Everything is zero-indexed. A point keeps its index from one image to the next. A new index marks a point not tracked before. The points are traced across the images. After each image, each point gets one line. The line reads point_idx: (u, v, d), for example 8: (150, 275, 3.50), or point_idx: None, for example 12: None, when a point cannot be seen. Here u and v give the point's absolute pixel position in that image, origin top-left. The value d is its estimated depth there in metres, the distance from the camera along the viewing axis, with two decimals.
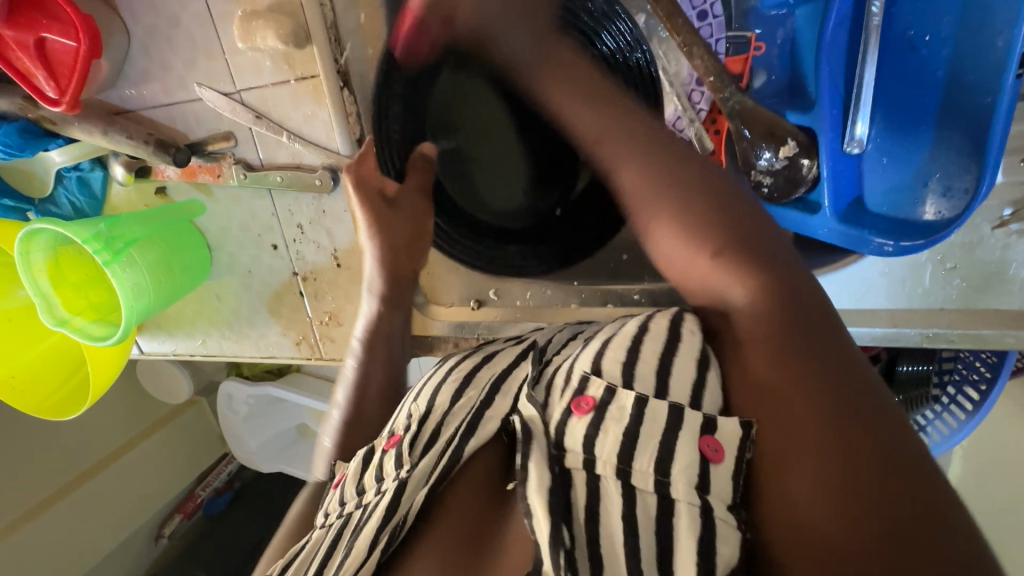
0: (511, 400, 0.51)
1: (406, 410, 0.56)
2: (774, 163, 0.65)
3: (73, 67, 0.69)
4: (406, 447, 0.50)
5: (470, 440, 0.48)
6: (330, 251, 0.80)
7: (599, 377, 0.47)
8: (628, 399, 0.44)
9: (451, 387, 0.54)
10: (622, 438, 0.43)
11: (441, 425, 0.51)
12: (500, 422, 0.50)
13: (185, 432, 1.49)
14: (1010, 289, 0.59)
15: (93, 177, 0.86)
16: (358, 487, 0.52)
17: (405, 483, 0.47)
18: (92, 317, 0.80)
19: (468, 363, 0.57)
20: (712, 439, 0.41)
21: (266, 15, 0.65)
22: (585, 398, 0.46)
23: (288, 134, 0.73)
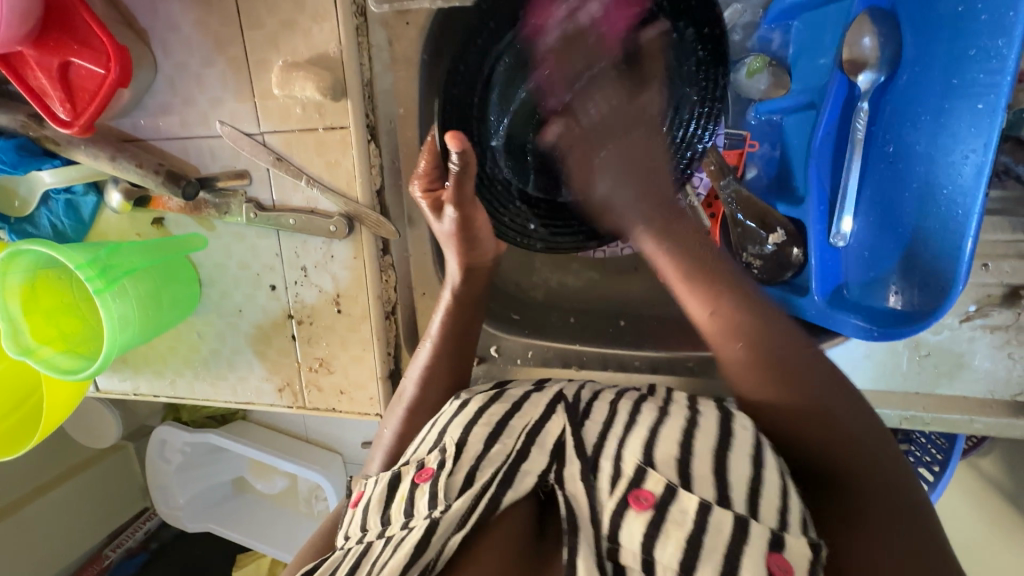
0: (546, 457, 0.59)
1: (432, 445, 0.62)
2: (764, 249, 0.73)
3: (96, 93, 0.69)
4: (440, 485, 0.57)
5: (507, 491, 0.56)
6: (332, 297, 0.79)
7: (657, 471, 0.54)
8: (691, 503, 0.51)
9: (484, 431, 0.61)
10: (686, 543, 0.49)
11: (475, 469, 0.58)
12: (537, 479, 0.57)
13: (104, 479, 1.35)
14: (976, 377, 0.64)
15: (85, 202, 0.83)
16: (381, 518, 0.58)
17: (438, 522, 0.54)
18: (60, 348, 0.73)
19: (499, 409, 0.64)
20: (780, 558, 0.47)
21: (306, 66, 0.67)
22: (643, 492, 0.53)
23: (307, 179, 0.73)
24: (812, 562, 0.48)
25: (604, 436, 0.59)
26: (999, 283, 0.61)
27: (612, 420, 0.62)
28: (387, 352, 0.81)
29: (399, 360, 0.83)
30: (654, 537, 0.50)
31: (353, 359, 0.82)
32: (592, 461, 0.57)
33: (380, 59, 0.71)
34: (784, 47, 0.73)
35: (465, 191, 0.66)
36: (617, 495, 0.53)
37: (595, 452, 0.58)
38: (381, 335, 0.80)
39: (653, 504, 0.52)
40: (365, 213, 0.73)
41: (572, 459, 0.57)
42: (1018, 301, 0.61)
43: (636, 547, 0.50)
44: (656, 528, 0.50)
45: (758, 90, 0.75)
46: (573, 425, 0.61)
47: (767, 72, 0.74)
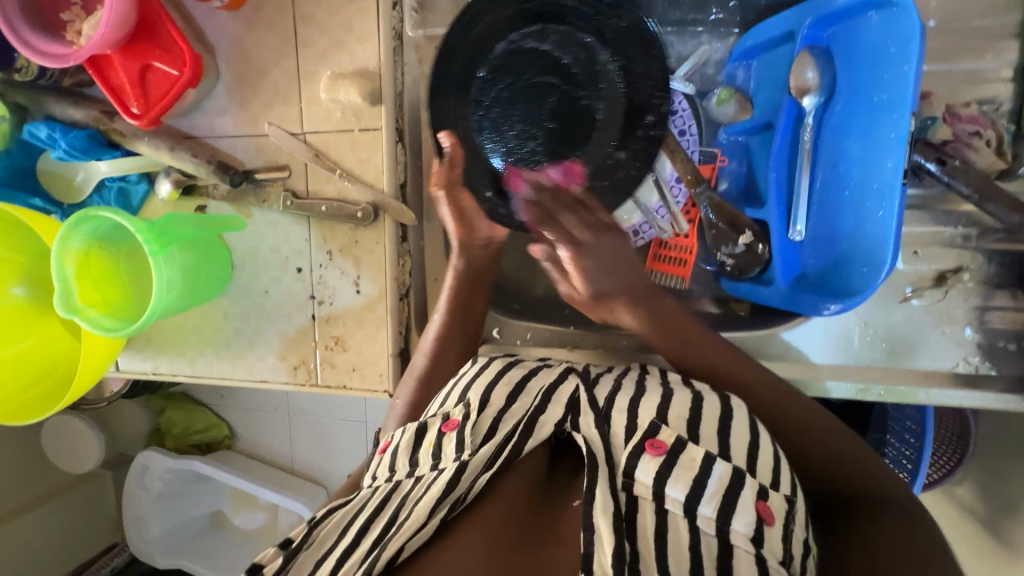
0: (561, 409, 0.64)
1: (457, 402, 0.68)
2: (736, 248, 0.84)
3: (167, 92, 0.81)
4: (467, 435, 0.62)
5: (528, 440, 0.62)
6: (353, 279, 0.88)
7: (671, 427, 0.59)
8: (699, 453, 0.57)
9: (505, 390, 0.67)
10: (693, 483, 0.55)
11: (497, 422, 0.64)
12: (554, 427, 0.63)
13: (80, 506, 1.53)
14: (918, 353, 0.74)
15: (136, 190, 0.92)
16: (410, 460, 0.64)
17: (467, 463, 0.60)
18: (104, 311, 0.81)
19: (518, 373, 0.70)
20: (766, 505, 0.55)
21: (351, 77, 0.81)
22: (657, 440, 0.58)
23: (341, 172, 0.85)
24: (787, 508, 0.56)
25: (614, 393, 0.66)
26: (928, 268, 0.72)
27: (617, 387, 0.67)
28: (399, 331, 0.89)
29: (409, 341, 0.91)
30: (666, 476, 0.55)
31: (367, 337, 0.89)
32: (604, 413, 0.63)
33: (411, 75, 0.85)
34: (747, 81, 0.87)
35: (453, 173, 0.80)
36: (631, 447, 0.58)
37: (607, 406, 0.64)
38: (395, 314, 0.88)
39: (665, 451, 0.57)
40: (390, 202, 0.84)
41: (586, 409, 0.63)
42: (945, 282, 0.72)
43: (648, 483, 0.55)
44: (669, 468, 0.56)
45: (728, 116, 0.88)
46: (586, 386, 0.67)
47: (733, 101, 0.88)
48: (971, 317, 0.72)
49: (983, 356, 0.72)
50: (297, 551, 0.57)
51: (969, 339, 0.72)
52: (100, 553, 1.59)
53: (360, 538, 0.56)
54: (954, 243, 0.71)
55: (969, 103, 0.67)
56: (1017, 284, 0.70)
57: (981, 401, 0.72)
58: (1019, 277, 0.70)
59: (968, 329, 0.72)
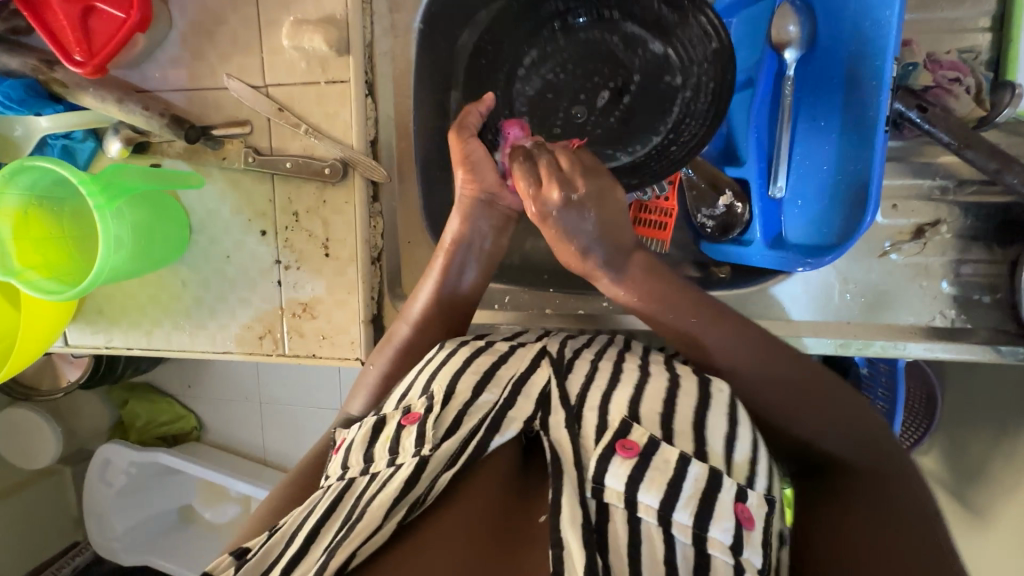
0: (532, 405, 0.61)
1: (419, 392, 0.65)
2: (716, 210, 0.84)
3: (113, 37, 0.74)
4: (429, 429, 0.60)
5: (495, 436, 0.59)
6: (322, 242, 0.83)
7: (642, 425, 0.58)
8: (673, 455, 0.56)
9: (471, 379, 0.64)
10: (666, 487, 0.54)
11: (463, 414, 0.61)
12: (522, 424, 0.60)
13: (36, 502, 1.45)
14: (895, 307, 0.74)
15: (81, 148, 0.86)
16: (365, 456, 0.62)
17: (428, 460, 0.58)
18: (46, 274, 0.75)
19: (486, 360, 0.66)
20: (744, 508, 0.54)
21: (315, 24, 0.76)
22: (629, 441, 0.57)
23: (307, 127, 0.80)
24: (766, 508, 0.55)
25: (587, 388, 0.62)
26: (906, 221, 0.72)
27: (593, 376, 0.64)
28: (370, 296, 0.85)
29: (382, 308, 0.87)
30: (638, 481, 0.54)
31: (337, 304, 0.85)
32: (575, 412, 0.60)
33: (381, 25, 0.80)
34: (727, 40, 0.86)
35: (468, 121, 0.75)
36: (603, 445, 0.56)
37: (579, 402, 0.61)
38: (367, 279, 0.84)
39: (638, 452, 0.56)
40: (359, 157, 0.79)
41: (557, 407, 0.60)
42: (923, 235, 0.71)
43: (620, 489, 0.54)
44: (641, 472, 0.54)
45: None
46: (558, 378, 0.63)
47: None
48: (947, 271, 0.72)
49: (958, 309, 0.72)
50: (242, 565, 0.54)
51: (945, 292, 0.73)
52: (61, 552, 1.51)
53: (311, 541, 0.55)
54: (931, 196, 0.71)
55: (948, 50, 0.66)
56: (992, 237, 0.71)
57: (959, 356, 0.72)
58: (996, 229, 0.70)
59: (945, 283, 0.72)
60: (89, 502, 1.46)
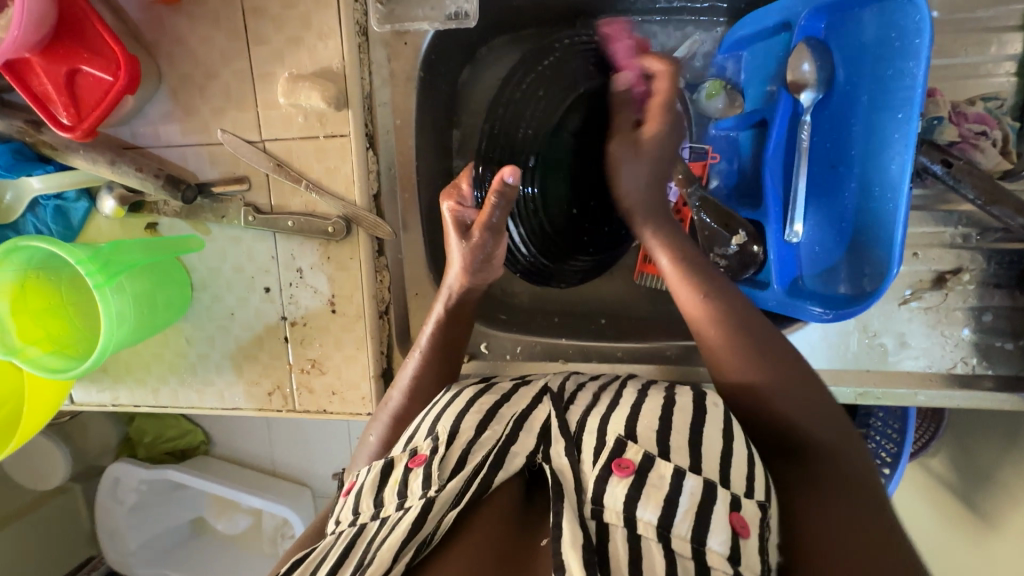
0: (533, 439, 0.61)
1: (425, 432, 0.65)
2: (729, 249, 0.81)
3: (102, 99, 0.71)
4: (434, 469, 0.59)
5: (498, 472, 0.59)
6: (327, 297, 0.82)
7: (636, 442, 0.57)
8: (667, 469, 0.54)
9: (474, 418, 0.63)
10: (664, 503, 0.52)
11: (467, 452, 0.60)
12: (524, 459, 0.59)
13: (52, 523, 1.40)
14: (914, 355, 0.73)
15: (75, 208, 0.83)
16: (375, 501, 0.61)
17: (434, 501, 0.56)
18: (47, 349, 0.73)
19: (488, 400, 0.66)
20: (739, 517, 0.52)
21: (311, 79, 0.73)
22: (624, 460, 0.56)
23: (307, 183, 0.77)
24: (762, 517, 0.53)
25: (585, 415, 0.62)
26: (928, 269, 0.70)
27: (593, 405, 0.64)
28: (380, 351, 0.83)
29: (392, 360, 0.85)
30: (635, 499, 0.53)
31: (347, 359, 0.84)
32: (575, 439, 0.60)
33: (379, 74, 0.77)
34: (737, 75, 0.83)
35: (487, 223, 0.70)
36: (600, 465, 0.56)
37: (578, 429, 0.61)
38: (375, 333, 0.82)
39: (633, 470, 0.55)
40: (362, 215, 0.77)
41: (557, 436, 0.60)
42: (944, 284, 0.70)
43: (619, 508, 0.53)
44: (637, 492, 0.53)
45: (717, 109, 0.84)
46: (557, 411, 0.63)
47: (723, 95, 0.84)
48: (969, 318, 0.71)
49: (979, 357, 0.71)
50: None
51: (966, 339, 0.71)
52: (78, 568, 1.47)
53: None
54: (953, 244, 0.69)
55: (974, 101, 0.64)
56: (1015, 283, 0.69)
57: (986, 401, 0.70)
58: (1018, 276, 0.69)
59: (966, 329, 0.71)
60: (101, 520, 1.42)
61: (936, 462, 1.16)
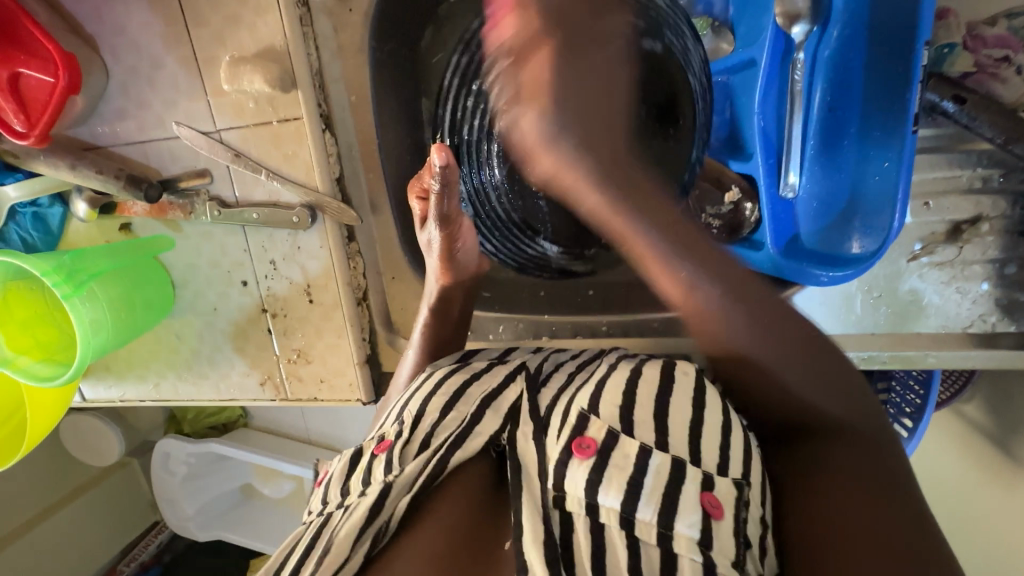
0: (499, 420, 0.55)
1: (393, 416, 0.60)
2: (721, 208, 0.73)
3: (47, 102, 0.69)
4: (395, 454, 0.54)
5: (457, 453, 0.53)
6: (303, 287, 0.80)
7: (601, 419, 0.52)
8: (633, 448, 0.49)
9: (441, 398, 0.58)
10: (657, 496, 0.46)
11: (430, 435, 0.55)
12: (487, 439, 0.54)
13: (114, 493, 1.44)
14: (927, 314, 0.66)
15: (52, 214, 0.83)
16: (342, 489, 0.56)
17: (390, 487, 0.51)
18: (38, 357, 0.75)
19: (457, 377, 0.60)
20: (712, 496, 0.46)
21: (253, 61, 0.69)
22: (585, 439, 0.50)
23: (267, 172, 0.74)
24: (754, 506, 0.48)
25: (559, 395, 0.56)
26: (940, 220, 0.63)
27: (569, 385, 0.58)
28: (362, 338, 0.82)
29: (376, 345, 0.84)
30: (597, 483, 0.47)
31: (329, 348, 0.83)
32: (544, 420, 0.54)
33: (328, 49, 0.72)
34: (726, 9, 0.73)
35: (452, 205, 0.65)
36: (563, 441, 0.51)
37: (548, 411, 0.55)
38: (355, 321, 0.81)
39: (596, 451, 0.49)
40: (327, 202, 0.74)
41: (525, 421, 0.54)
42: (960, 236, 0.63)
43: (580, 494, 0.47)
44: (632, 483, 0.48)
45: (704, 51, 0.75)
46: (530, 389, 0.57)
47: (710, 34, 0.75)
48: (989, 271, 0.63)
49: (1001, 314, 0.64)
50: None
51: (985, 296, 0.64)
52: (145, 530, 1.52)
53: None
54: (971, 188, 0.61)
55: (994, 19, 0.54)
56: None
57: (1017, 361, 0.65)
58: None
59: (985, 284, 0.64)
60: (158, 490, 1.45)
61: (968, 406, 1.03)
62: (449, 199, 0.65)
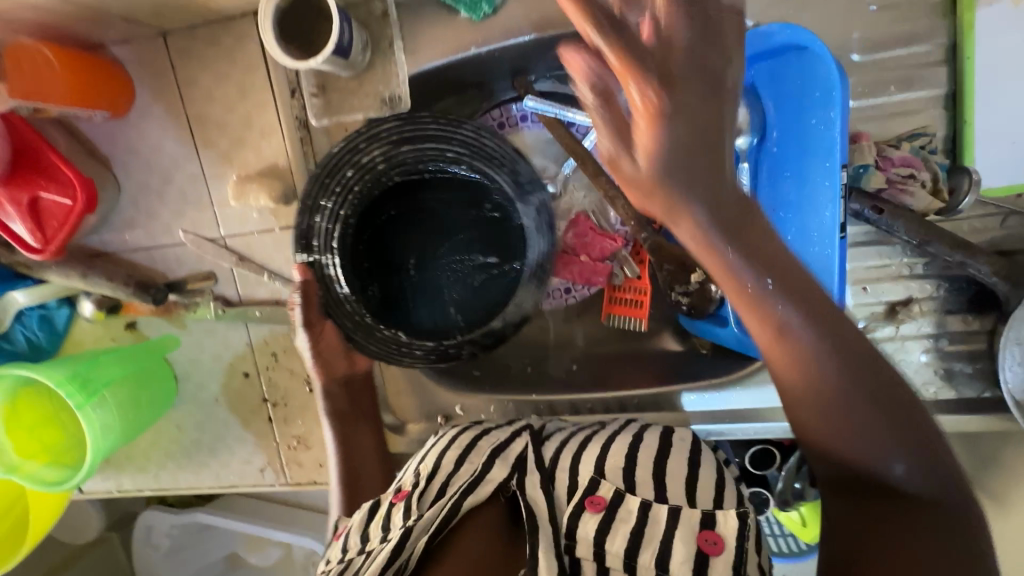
0: (508, 468, 0.61)
1: (411, 469, 0.65)
2: (689, 287, 0.80)
3: (64, 221, 0.74)
4: (414, 500, 0.59)
5: (470, 499, 0.59)
6: (303, 377, 0.85)
7: (609, 480, 0.58)
8: (634, 503, 0.56)
9: (454, 453, 0.63)
10: (631, 534, 0.53)
11: (446, 484, 0.60)
12: (498, 485, 0.60)
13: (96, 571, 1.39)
14: None
15: (58, 314, 0.87)
16: (362, 537, 0.60)
17: (411, 530, 0.55)
18: (45, 460, 0.77)
19: (467, 435, 0.66)
20: (711, 533, 0.52)
21: (257, 180, 0.76)
22: (597, 496, 0.57)
23: (269, 274, 0.80)
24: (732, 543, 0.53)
25: (559, 452, 0.63)
26: (878, 302, 0.71)
27: (567, 444, 0.64)
28: None
29: None
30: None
31: None
32: (549, 473, 0.61)
33: None
34: None
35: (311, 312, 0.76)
36: (573, 501, 0.57)
37: (552, 464, 0.62)
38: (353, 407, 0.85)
39: (605, 505, 0.56)
40: None
41: (531, 470, 0.60)
42: (896, 315, 0.71)
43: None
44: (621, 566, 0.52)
45: None
46: (533, 443, 0.63)
47: None
48: (926, 345, 0.71)
49: (941, 382, 0.72)
50: None
51: (926, 366, 0.72)
52: None
53: None
54: (901, 275, 0.70)
55: (898, 143, 0.63)
56: (968, 307, 0.70)
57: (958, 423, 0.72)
58: (969, 301, 0.69)
59: (924, 356, 0.72)
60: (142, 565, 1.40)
61: None
62: (312, 310, 0.76)
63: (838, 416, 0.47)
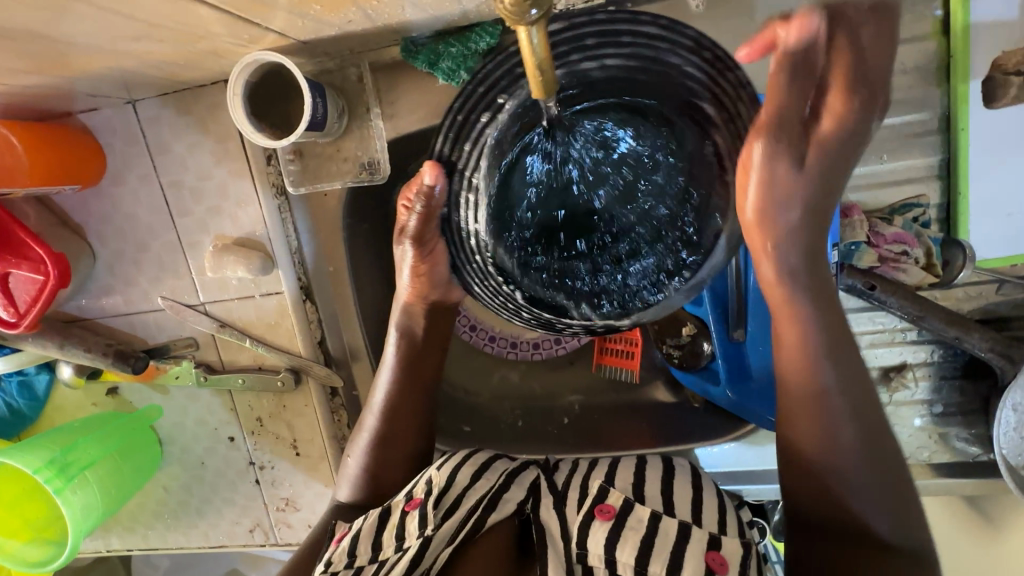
0: (524, 492, 0.61)
1: (422, 477, 0.62)
2: (681, 340, 0.78)
3: (37, 294, 0.72)
4: (430, 509, 0.57)
5: (492, 512, 0.58)
6: (290, 442, 0.83)
7: (617, 489, 0.58)
8: (644, 512, 0.55)
9: (469, 468, 0.62)
10: (642, 546, 0.52)
11: (461, 497, 0.59)
12: (516, 505, 0.60)
13: None
14: None
15: (37, 380, 0.85)
16: (371, 545, 0.57)
17: (431, 540, 0.55)
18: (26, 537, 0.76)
19: (483, 453, 0.66)
20: (717, 554, 0.52)
21: (236, 251, 0.74)
22: (606, 504, 0.56)
23: (250, 340, 0.78)
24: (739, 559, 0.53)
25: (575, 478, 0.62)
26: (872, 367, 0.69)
27: (577, 469, 0.65)
28: None
29: None
30: None
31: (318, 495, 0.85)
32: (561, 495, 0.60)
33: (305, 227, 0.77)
34: None
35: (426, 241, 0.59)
36: (584, 509, 0.56)
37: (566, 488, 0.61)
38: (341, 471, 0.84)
39: (614, 515, 0.55)
40: (312, 368, 0.78)
41: (545, 493, 0.60)
42: (889, 380, 0.69)
43: None
44: None
45: None
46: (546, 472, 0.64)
47: None
48: (920, 410, 0.70)
49: (935, 447, 0.71)
50: None
51: (920, 430, 0.71)
52: None
53: None
54: (894, 340, 0.69)
55: (891, 216, 0.63)
56: (962, 372, 0.68)
57: (950, 487, 0.70)
58: (962, 367, 0.68)
59: (918, 420, 0.71)
60: None
61: None
62: (426, 225, 0.57)
63: (833, 428, 0.54)
